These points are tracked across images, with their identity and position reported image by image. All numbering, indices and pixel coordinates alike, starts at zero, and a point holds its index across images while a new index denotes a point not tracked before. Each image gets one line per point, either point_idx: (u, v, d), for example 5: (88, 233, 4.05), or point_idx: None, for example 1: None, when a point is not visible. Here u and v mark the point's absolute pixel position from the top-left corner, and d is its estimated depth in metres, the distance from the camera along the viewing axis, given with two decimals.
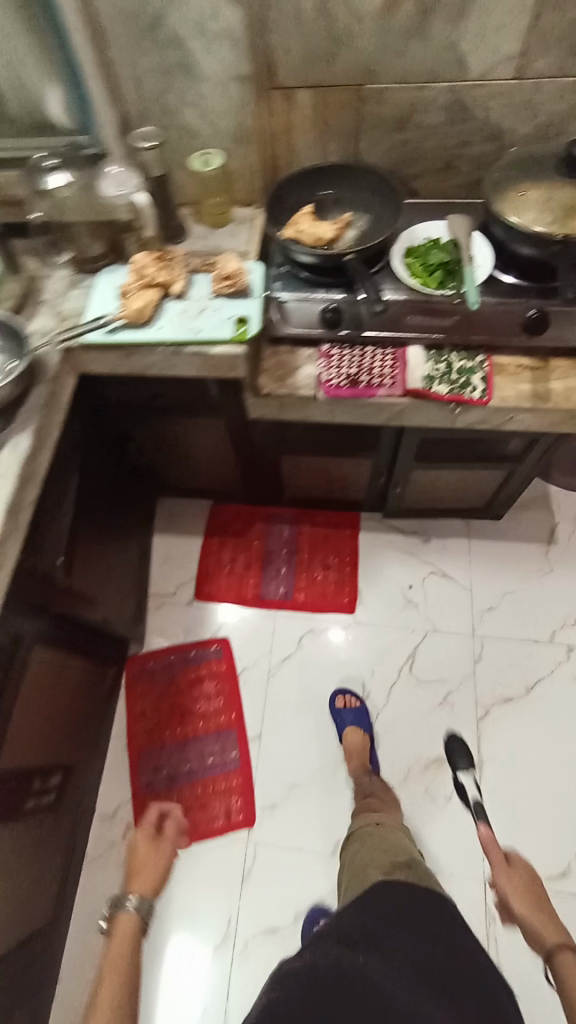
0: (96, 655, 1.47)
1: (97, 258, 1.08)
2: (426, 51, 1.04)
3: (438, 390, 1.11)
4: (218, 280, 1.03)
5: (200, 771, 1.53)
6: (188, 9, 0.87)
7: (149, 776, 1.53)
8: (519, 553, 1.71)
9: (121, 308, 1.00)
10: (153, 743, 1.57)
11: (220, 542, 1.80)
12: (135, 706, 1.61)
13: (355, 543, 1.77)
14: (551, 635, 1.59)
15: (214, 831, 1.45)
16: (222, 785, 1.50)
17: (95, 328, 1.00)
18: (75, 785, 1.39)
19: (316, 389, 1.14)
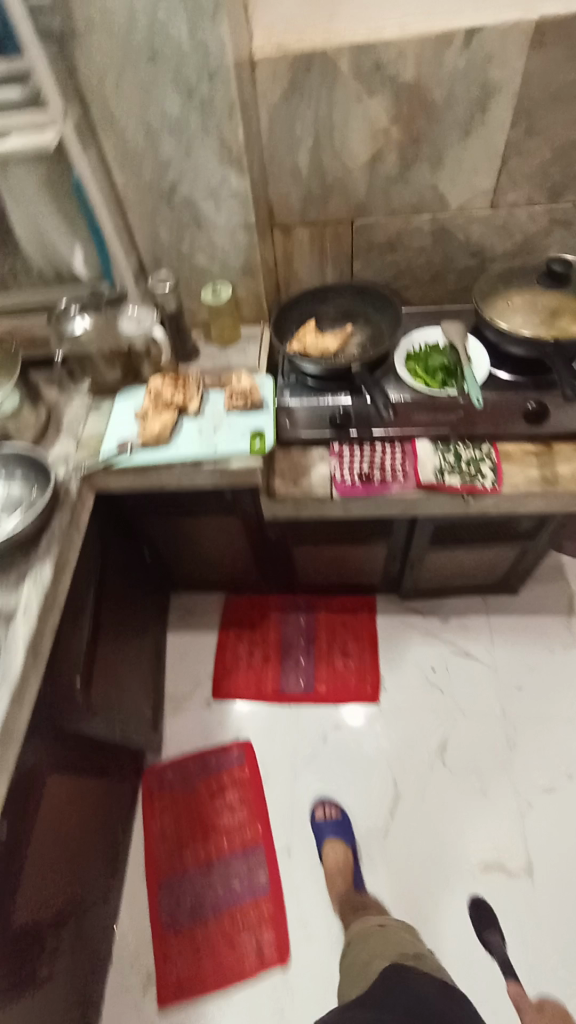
0: (113, 767, 1.39)
1: (115, 383, 1.16)
2: (408, 191, 1.18)
3: (450, 481, 1.13)
4: (232, 397, 1.08)
5: (226, 899, 1.39)
6: (200, 177, 0.98)
7: (171, 909, 1.39)
8: (541, 628, 1.67)
9: (140, 429, 1.04)
10: (174, 867, 1.44)
11: (236, 635, 1.78)
12: (154, 823, 1.50)
13: (373, 626, 1.74)
14: None
15: (245, 975, 1.30)
16: (252, 916, 1.36)
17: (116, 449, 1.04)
18: (92, 922, 1.26)
19: (331, 487, 1.17)
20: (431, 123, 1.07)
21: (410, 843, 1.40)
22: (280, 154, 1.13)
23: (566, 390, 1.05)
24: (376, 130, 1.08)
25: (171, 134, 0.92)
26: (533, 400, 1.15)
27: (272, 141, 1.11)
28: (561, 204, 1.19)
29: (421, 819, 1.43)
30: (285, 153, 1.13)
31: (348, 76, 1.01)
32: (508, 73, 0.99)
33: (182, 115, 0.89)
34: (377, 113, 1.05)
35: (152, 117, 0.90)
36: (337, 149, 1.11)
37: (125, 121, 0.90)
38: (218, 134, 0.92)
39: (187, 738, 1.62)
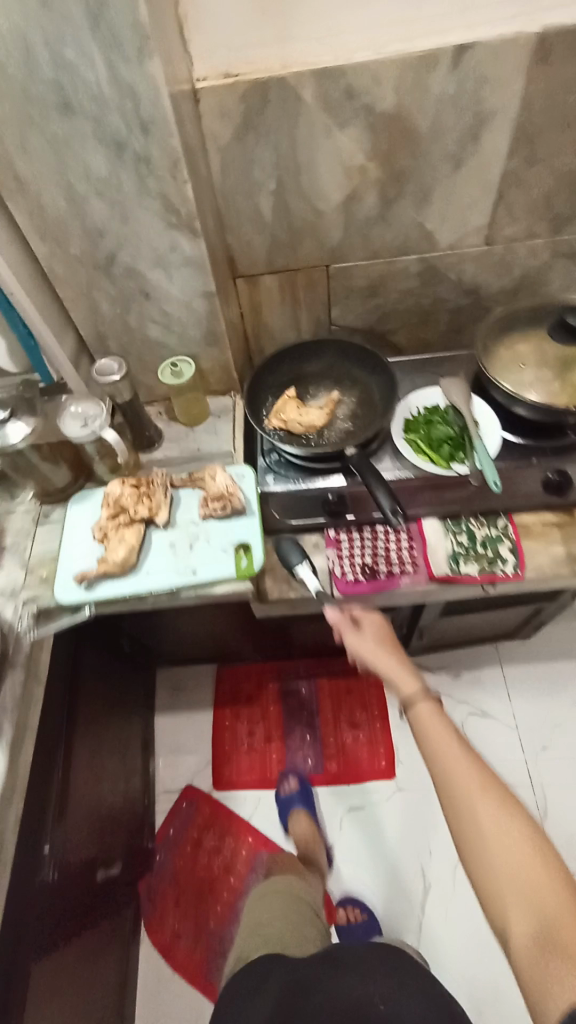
0: (104, 909, 1.14)
1: (65, 486, 0.97)
2: (391, 231, 1.01)
3: (467, 570, 0.99)
4: (209, 501, 0.90)
5: None
6: (144, 245, 0.79)
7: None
8: (558, 674, 1.57)
9: (100, 557, 0.85)
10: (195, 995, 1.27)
11: (234, 714, 1.60)
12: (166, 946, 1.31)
13: (381, 690, 1.61)
14: None
15: None
16: None
17: (72, 583, 0.85)
18: None
19: (330, 584, 1.01)
20: (417, 156, 0.89)
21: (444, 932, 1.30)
22: (238, 198, 0.94)
23: None
24: (352, 167, 0.90)
25: (102, 200, 0.72)
26: (554, 467, 1.02)
27: (227, 184, 0.92)
28: (564, 236, 1.04)
29: (457, 906, 1.32)
30: (244, 197, 0.94)
31: (315, 108, 0.82)
32: (506, 97, 0.82)
33: (113, 177, 0.70)
34: (352, 148, 0.87)
35: (76, 181, 0.70)
36: (306, 190, 0.93)
37: (41, 188, 0.70)
38: (162, 197, 0.73)
39: (185, 838, 1.43)
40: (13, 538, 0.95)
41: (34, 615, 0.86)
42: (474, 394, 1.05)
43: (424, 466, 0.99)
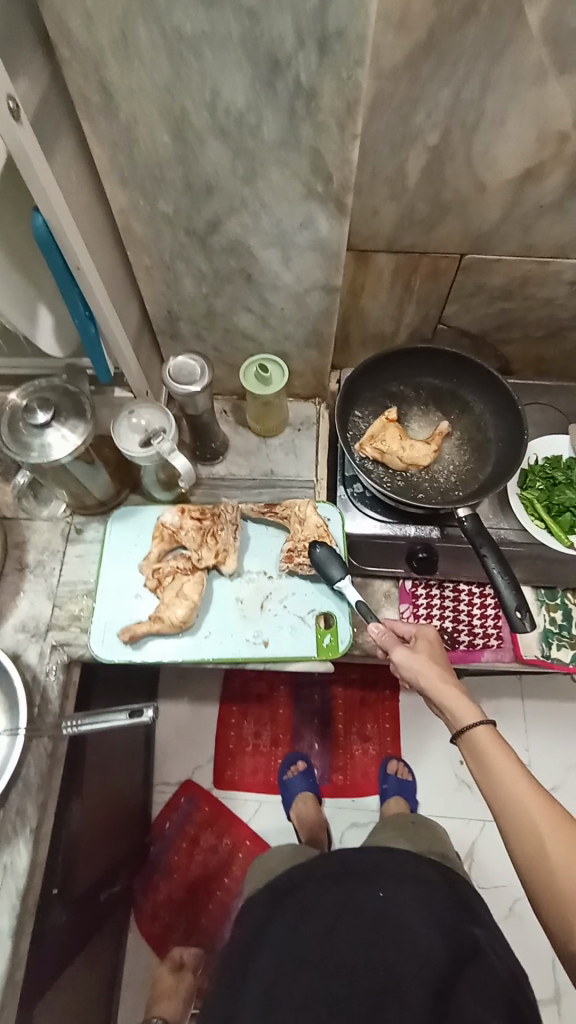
0: (100, 925, 1.00)
1: (105, 499, 0.78)
2: (562, 224, 0.77)
3: (559, 655, 0.86)
4: (294, 555, 0.72)
5: None
6: (263, 217, 0.56)
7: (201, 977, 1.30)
8: None
9: (151, 613, 0.69)
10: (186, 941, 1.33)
11: (240, 712, 1.51)
12: (155, 920, 1.34)
13: (397, 707, 1.51)
14: None
15: None
16: None
17: (117, 637, 0.70)
18: None
19: None
20: None
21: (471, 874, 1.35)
22: (381, 147, 0.68)
23: None
24: (548, 133, 0.65)
25: (224, 145, 0.48)
26: None
27: (373, 126, 0.65)
28: None
29: None
30: (390, 148, 0.68)
31: (534, 38, 0.56)
32: None
33: (250, 115, 0.46)
34: (560, 102, 0.62)
35: (192, 111, 0.46)
36: (474, 154, 0.68)
37: (137, 112, 0.46)
38: (312, 155, 0.49)
39: (180, 836, 1.41)
40: (38, 557, 0.77)
41: (63, 663, 0.72)
42: None
43: (537, 534, 0.84)
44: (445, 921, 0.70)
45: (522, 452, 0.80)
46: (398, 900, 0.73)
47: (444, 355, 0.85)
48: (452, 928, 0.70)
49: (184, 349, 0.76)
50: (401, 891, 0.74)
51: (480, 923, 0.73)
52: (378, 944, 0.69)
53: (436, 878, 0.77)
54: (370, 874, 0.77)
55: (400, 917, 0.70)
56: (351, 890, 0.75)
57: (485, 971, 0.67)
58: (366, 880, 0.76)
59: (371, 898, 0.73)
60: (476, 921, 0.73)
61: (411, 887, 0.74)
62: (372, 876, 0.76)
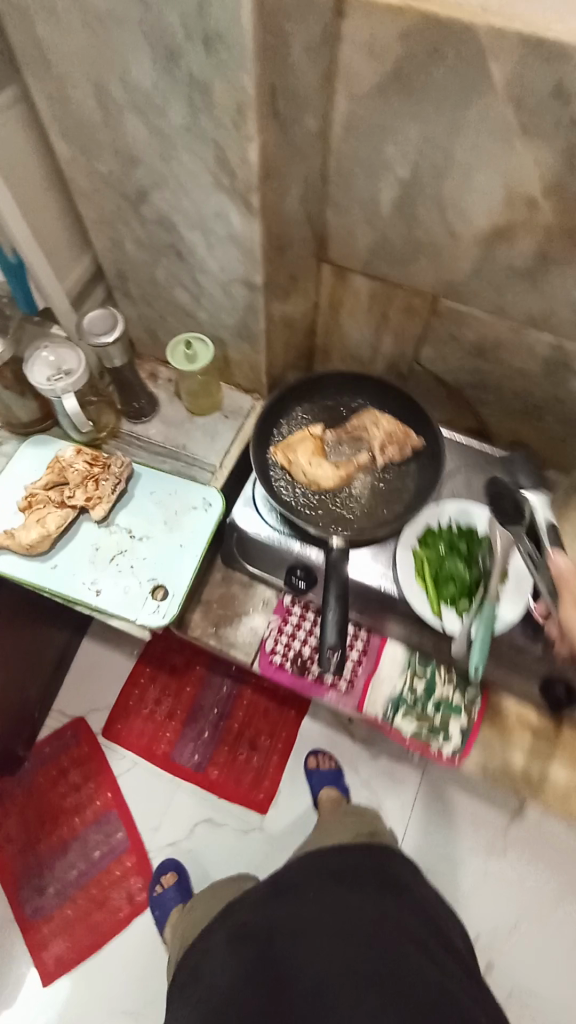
0: None
1: (28, 423, 0.84)
2: (536, 293, 0.73)
3: (400, 726, 0.84)
4: (386, 446, 0.83)
5: (87, 870, 1.38)
6: (181, 197, 0.58)
7: (34, 901, 1.35)
8: (496, 846, 1.20)
9: (9, 531, 0.74)
10: (26, 860, 1.39)
11: (151, 674, 1.56)
12: (0, 830, 1.41)
13: (294, 730, 1.50)
14: (485, 965, 1.13)
15: (119, 925, 1.34)
16: (116, 873, 1.38)
17: None
18: None
19: (254, 655, 0.89)
20: None
21: None
22: (355, 169, 0.69)
23: None
24: (516, 196, 0.63)
25: (140, 120, 0.52)
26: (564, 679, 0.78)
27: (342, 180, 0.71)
28: None
29: None
30: (363, 173, 0.69)
31: (500, 93, 0.55)
32: None
33: (157, 96, 0.49)
34: (529, 166, 0.59)
35: (110, 83, 0.50)
36: (443, 198, 0.67)
37: (68, 72, 0.51)
38: (216, 147, 0.51)
39: (52, 763, 1.47)
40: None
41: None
42: (522, 546, 0.78)
43: (415, 601, 0.78)
44: (342, 953, 0.80)
45: (418, 508, 0.81)
46: (314, 899, 0.89)
47: (335, 437, 0.85)
48: (345, 951, 0.80)
49: (134, 310, 0.81)
50: (323, 886, 0.90)
51: (392, 910, 0.86)
52: (296, 940, 0.83)
53: (366, 870, 0.94)
54: (302, 877, 0.93)
55: (310, 914, 0.86)
56: (279, 905, 0.89)
57: (410, 964, 0.78)
58: (301, 886, 0.92)
59: (286, 914, 0.87)
60: (385, 907, 0.86)
61: (330, 884, 0.91)
62: (302, 896, 0.89)
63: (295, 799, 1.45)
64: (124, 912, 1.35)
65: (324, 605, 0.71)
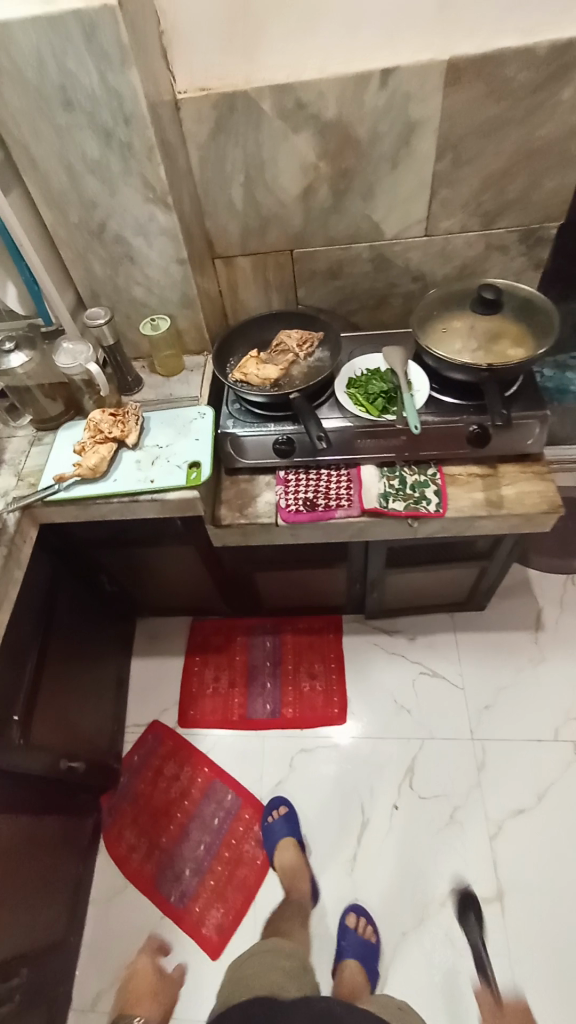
0: (50, 796, 1.21)
1: (57, 416, 1.13)
2: (344, 219, 1.18)
3: (394, 506, 1.12)
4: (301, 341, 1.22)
5: (213, 842, 1.44)
6: (126, 214, 0.99)
7: (176, 891, 1.38)
8: (509, 644, 1.65)
9: (76, 465, 1.02)
10: (155, 860, 1.42)
11: (202, 660, 1.72)
12: (120, 844, 1.45)
13: (340, 648, 1.71)
14: (554, 734, 1.50)
15: (262, 875, 1.38)
16: (240, 833, 1.44)
17: (52, 485, 1.02)
18: (25, 962, 1.09)
19: (276, 515, 1.16)
20: (359, 158, 1.08)
21: (414, 773, 1.48)
22: (213, 188, 1.14)
23: (497, 416, 1.03)
24: (306, 165, 1.10)
25: (95, 176, 0.94)
26: (476, 422, 1.12)
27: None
28: (494, 230, 1.18)
29: (392, 842, 1.40)
30: (219, 189, 1.14)
31: (272, 114, 1.02)
32: (428, 109, 1.00)
33: (103, 157, 0.91)
34: (305, 148, 1.07)
35: (75, 162, 0.92)
36: (270, 183, 1.13)
37: (50, 164, 0.93)
38: (142, 176, 0.93)
39: (145, 767, 1.56)
40: (6, 454, 1.11)
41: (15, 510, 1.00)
42: (410, 362, 1.21)
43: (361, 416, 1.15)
44: None
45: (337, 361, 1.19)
46: None
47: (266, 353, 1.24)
48: None
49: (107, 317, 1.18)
50: None
51: None
52: None
53: None
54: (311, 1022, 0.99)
55: None
56: None
57: None
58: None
59: None
60: None
61: None
62: None
63: (368, 700, 1.61)
64: (261, 861, 1.40)
65: (308, 429, 1.09)
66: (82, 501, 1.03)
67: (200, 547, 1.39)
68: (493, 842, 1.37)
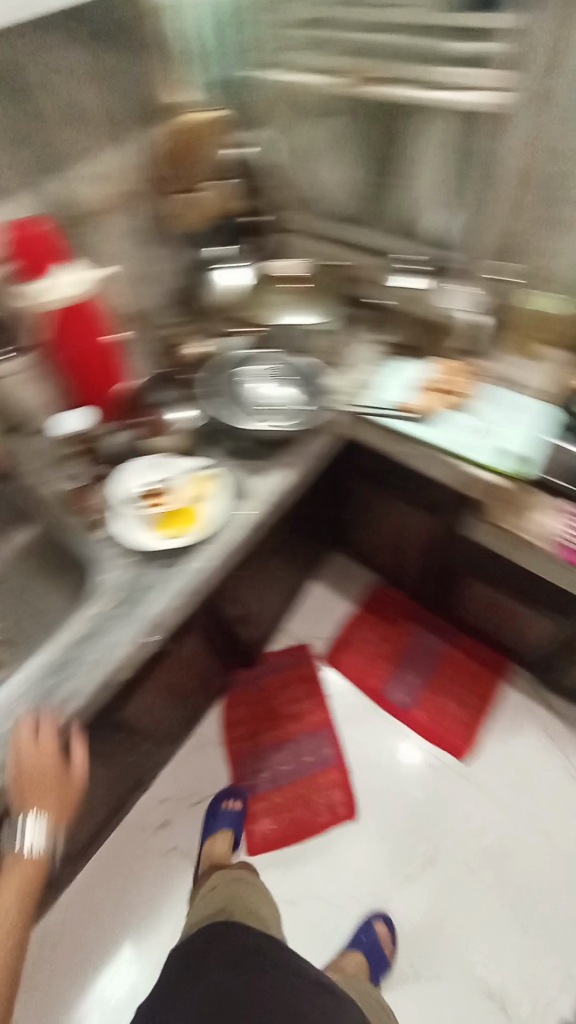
0: (226, 641, 1.40)
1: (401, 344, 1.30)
2: None
3: None
4: None
5: (298, 769, 1.53)
6: None
7: (252, 780, 1.53)
8: None
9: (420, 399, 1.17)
10: (250, 745, 1.58)
11: (368, 617, 1.74)
12: (232, 712, 1.62)
13: (497, 695, 1.58)
14: None
15: (318, 828, 1.43)
16: (321, 782, 1.50)
17: (396, 408, 1.16)
18: (150, 738, 1.33)
19: (555, 544, 1.07)
20: None
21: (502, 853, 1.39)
22: None
23: None
24: None
25: None
26: None
27: (89, 913, 1.36)
28: None
29: (441, 890, 1.35)
30: None
31: None
32: None
33: None
34: None
35: None
36: None
37: None
38: None
39: (281, 670, 1.68)
40: (339, 358, 1.27)
41: (342, 408, 1.17)
42: None
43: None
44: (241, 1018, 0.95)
45: None
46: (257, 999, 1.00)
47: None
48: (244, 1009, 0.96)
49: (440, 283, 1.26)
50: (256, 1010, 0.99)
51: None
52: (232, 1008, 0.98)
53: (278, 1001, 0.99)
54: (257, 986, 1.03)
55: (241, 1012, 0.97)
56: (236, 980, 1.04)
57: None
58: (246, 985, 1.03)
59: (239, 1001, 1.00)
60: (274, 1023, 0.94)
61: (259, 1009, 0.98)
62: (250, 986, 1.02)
63: (494, 756, 1.50)
64: (323, 818, 1.44)
65: None
66: (354, 422, 1.16)
67: (433, 517, 1.41)
68: (556, 971, 1.26)
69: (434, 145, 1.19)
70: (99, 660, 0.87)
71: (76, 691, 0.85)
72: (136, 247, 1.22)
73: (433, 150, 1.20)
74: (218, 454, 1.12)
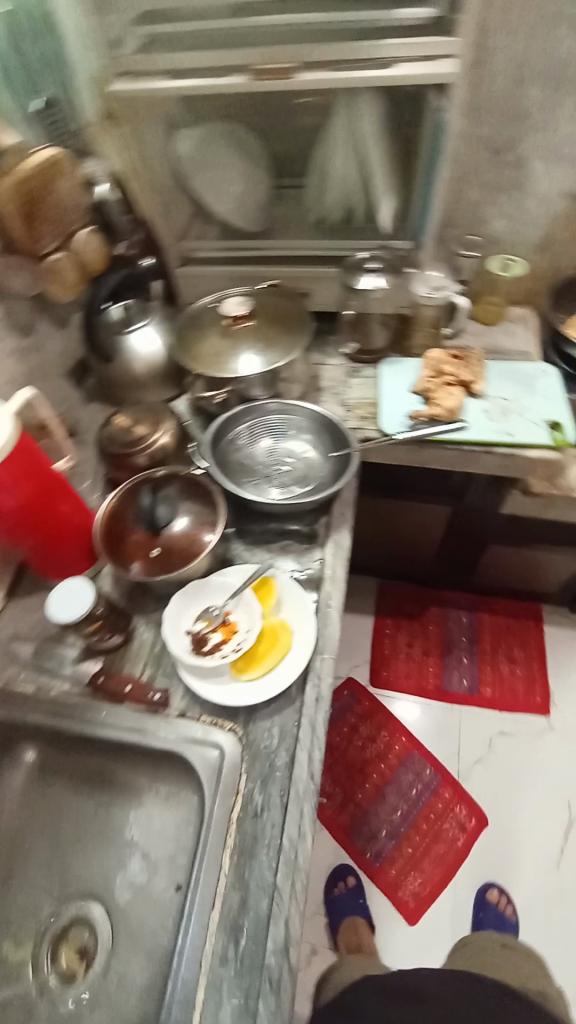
0: None
1: (379, 351, 1.17)
2: None
3: None
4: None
5: (410, 808, 1.45)
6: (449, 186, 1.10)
7: (372, 846, 1.42)
8: None
9: (429, 407, 1.05)
10: (352, 814, 1.46)
11: (394, 624, 1.69)
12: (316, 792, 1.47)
13: (541, 636, 1.65)
14: None
15: (459, 853, 1.39)
16: (439, 807, 1.44)
17: (408, 424, 1.06)
18: None
19: None
20: None
21: None
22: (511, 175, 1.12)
23: None
24: None
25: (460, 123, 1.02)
26: None
27: None
28: None
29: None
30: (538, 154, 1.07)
31: None
32: None
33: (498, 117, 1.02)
34: None
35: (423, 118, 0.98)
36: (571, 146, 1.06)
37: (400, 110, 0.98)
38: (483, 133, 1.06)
39: (342, 720, 1.56)
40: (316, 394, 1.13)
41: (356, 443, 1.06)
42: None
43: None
44: None
45: None
46: None
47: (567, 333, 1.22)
48: None
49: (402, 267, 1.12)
50: None
51: None
52: None
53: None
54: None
55: None
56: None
57: None
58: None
59: None
60: None
61: None
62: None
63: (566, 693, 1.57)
64: (462, 841, 1.40)
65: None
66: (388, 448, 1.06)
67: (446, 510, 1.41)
68: None
69: (348, 149, 1.00)
70: (289, 865, 0.72)
71: (284, 931, 0.68)
72: (18, 345, 0.96)
73: (365, 146, 0.98)
74: (253, 550, 0.96)
